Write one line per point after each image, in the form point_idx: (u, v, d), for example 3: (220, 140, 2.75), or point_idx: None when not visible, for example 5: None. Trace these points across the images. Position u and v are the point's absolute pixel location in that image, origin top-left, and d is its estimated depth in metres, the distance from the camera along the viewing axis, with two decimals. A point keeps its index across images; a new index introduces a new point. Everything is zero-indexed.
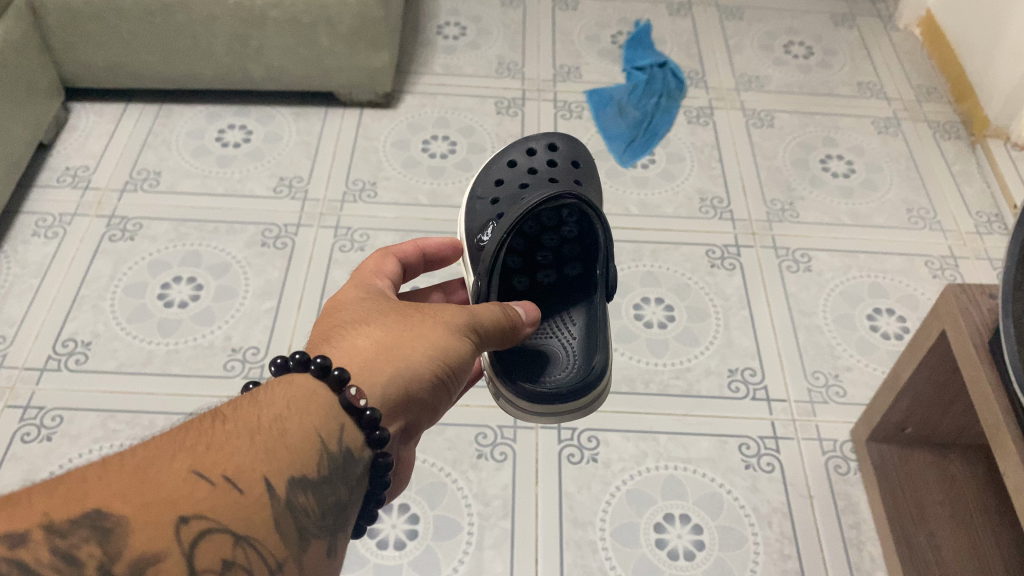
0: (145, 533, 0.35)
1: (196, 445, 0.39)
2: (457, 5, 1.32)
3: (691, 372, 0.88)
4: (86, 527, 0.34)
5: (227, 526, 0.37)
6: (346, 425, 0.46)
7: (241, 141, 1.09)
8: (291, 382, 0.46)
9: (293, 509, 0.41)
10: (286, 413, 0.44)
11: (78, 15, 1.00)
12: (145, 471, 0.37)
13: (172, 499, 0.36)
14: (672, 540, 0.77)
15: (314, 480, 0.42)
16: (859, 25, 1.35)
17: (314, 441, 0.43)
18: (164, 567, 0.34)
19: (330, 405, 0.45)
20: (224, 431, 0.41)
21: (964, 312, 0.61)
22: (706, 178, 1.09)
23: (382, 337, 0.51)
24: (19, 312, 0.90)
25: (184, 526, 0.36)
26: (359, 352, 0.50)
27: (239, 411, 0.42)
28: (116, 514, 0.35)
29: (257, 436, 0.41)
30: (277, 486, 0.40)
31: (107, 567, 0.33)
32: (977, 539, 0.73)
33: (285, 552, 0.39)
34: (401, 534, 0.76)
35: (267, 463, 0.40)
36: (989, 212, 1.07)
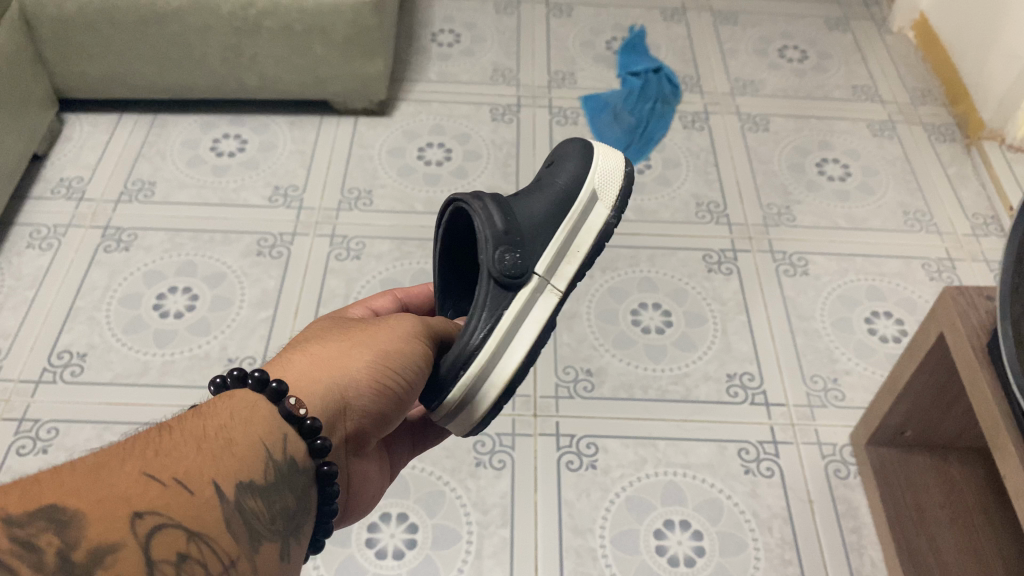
0: (102, 524, 0.32)
1: (145, 449, 0.37)
2: (452, 13, 1.32)
3: (689, 378, 0.88)
4: (42, 518, 0.31)
5: (181, 523, 0.35)
6: (290, 435, 0.44)
7: (236, 151, 1.09)
8: (230, 396, 0.44)
9: (243, 512, 0.39)
10: (229, 423, 0.42)
11: (71, 26, 1.00)
12: (96, 470, 0.34)
13: (126, 496, 0.34)
14: (672, 546, 0.76)
15: (262, 486, 0.41)
16: (853, 28, 1.35)
17: (258, 449, 0.42)
18: (122, 558, 0.32)
19: (270, 415, 0.44)
20: (170, 438, 0.38)
21: (962, 315, 0.61)
22: (703, 183, 1.09)
23: (321, 350, 0.51)
24: (14, 324, 0.89)
25: (140, 520, 0.33)
26: (295, 365, 0.49)
27: (183, 421, 0.40)
28: (70, 507, 0.32)
29: (203, 442, 0.39)
30: (226, 490, 0.38)
31: (67, 556, 0.31)
32: (978, 542, 0.73)
33: (239, 551, 0.37)
34: (400, 543, 0.76)
35: (216, 467, 0.38)
36: (986, 214, 1.07)
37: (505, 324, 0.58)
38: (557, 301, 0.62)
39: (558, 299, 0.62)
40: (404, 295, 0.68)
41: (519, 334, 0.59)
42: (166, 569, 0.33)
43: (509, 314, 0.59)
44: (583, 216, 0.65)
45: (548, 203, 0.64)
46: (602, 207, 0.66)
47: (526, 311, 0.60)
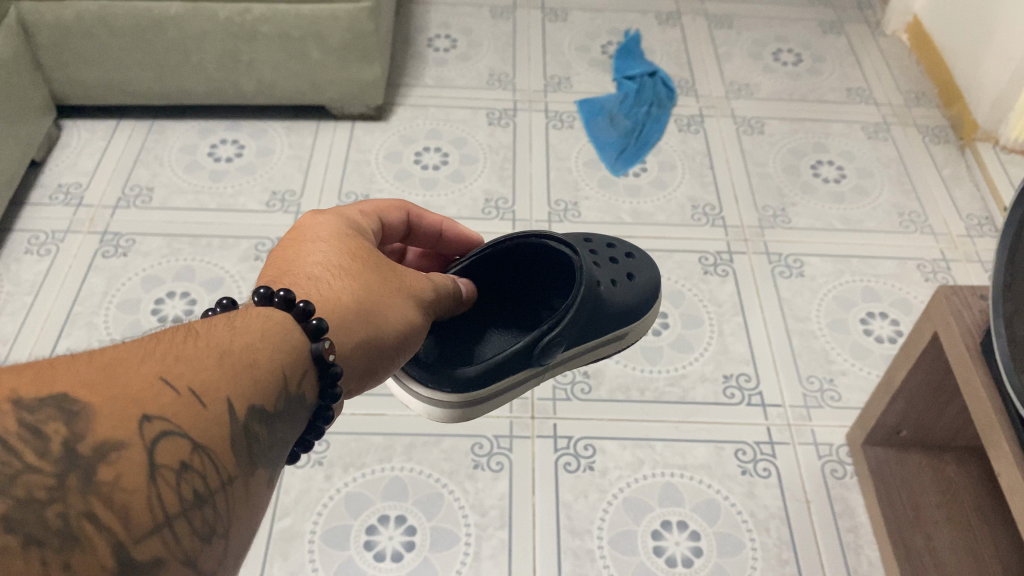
0: (111, 421, 0.32)
1: (166, 352, 0.36)
2: (448, 18, 1.33)
3: (686, 380, 0.89)
4: (52, 407, 0.31)
5: (190, 433, 0.34)
6: (308, 371, 0.44)
7: (233, 156, 1.10)
8: (268, 317, 0.43)
9: (248, 434, 0.38)
10: (257, 343, 0.41)
11: (68, 33, 1.00)
12: (113, 368, 0.34)
13: (138, 397, 0.33)
14: (670, 547, 0.76)
15: (271, 412, 0.40)
16: (847, 32, 1.36)
17: (276, 376, 0.41)
18: (124, 457, 0.31)
19: (301, 348, 0.43)
20: (194, 347, 0.38)
21: (955, 314, 0.62)
22: (698, 186, 1.09)
23: (359, 290, 0.50)
24: (13, 330, 0.90)
25: (147, 424, 0.33)
26: (335, 299, 0.49)
27: (210, 330, 0.40)
28: (82, 400, 0.32)
29: (226, 356, 0.39)
30: (237, 408, 0.37)
31: (72, 447, 0.31)
32: (974, 540, 0.73)
33: (238, 470, 0.37)
34: (399, 546, 0.76)
35: (233, 384, 0.38)
36: (980, 216, 1.07)
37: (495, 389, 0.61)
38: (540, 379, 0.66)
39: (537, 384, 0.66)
40: (417, 215, 0.65)
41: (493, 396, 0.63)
42: (167, 474, 0.33)
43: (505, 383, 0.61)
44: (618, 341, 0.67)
45: (616, 311, 0.65)
46: (622, 343, 0.69)
47: (518, 384, 0.63)
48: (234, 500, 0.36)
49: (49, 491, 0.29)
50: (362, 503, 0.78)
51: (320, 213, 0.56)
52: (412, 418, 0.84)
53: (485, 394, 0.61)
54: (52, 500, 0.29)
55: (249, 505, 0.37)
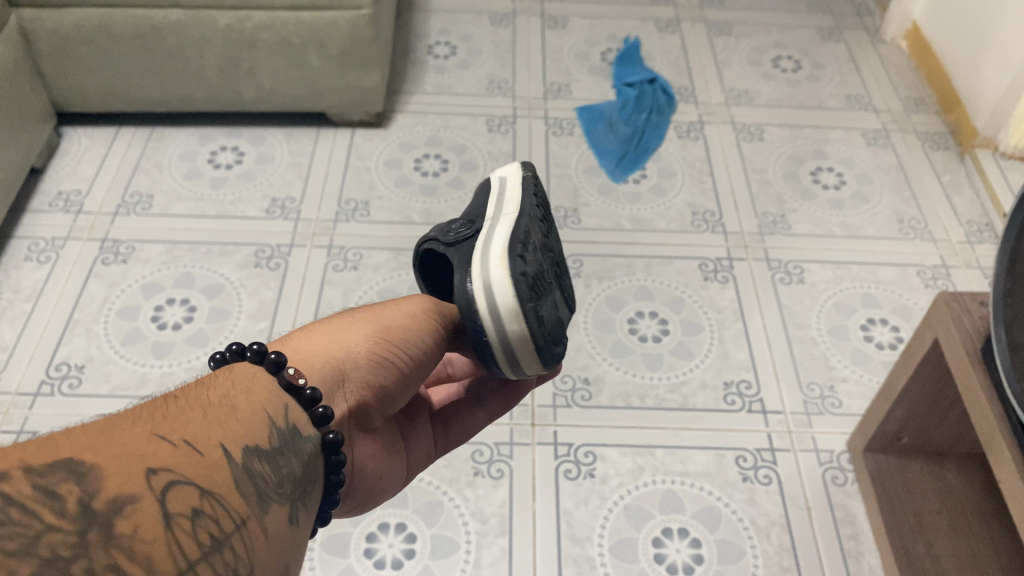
0: (119, 477, 0.33)
1: (151, 415, 0.38)
2: (448, 25, 1.34)
3: (686, 387, 0.88)
4: (61, 470, 0.32)
5: (194, 480, 0.36)
6: (289, 404, 0.45)
7: (233, 163, 1.10)
8: (233, 368, 0.46)
9: (250, 474, 0.39)
10: (232, 392, 0.43)
11: (69, 41, 1.00)
12: (107, 433, 0.35)
13: (139, 453, 0.35)
14: (672, 554, 0.76)
15: (267, 451, 0.42)
16: (846, 39, 1.36)
17: (263, 418, 0.43)
18: (140, 508, 0.33)
19: (269, 383, 0.45)
20: (177, 407, 0.39)
21: (955, 320, 0.61)
22: (698, 193, 1.09)
23: (328, 325, 0.54)
24: (12, 337, 0.89)
25: (154, 476, 0.34)
26: (299, 334, 0.53)
27: (188, 391, 0.42)
28: (87, 461, 0.33)
29: (209, 409, 0.40)
30: (234, 452, 0.39)
31: (87, 504, 0.31)
32: (976, 548, 0.73)
33: (250, 510, 0.38)
34: (399, 554, 0.75)
35: (222, 431, 0.39)
36: (979, 221, 1.07)
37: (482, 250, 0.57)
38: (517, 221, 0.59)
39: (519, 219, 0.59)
40: None
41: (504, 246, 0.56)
42: (181, 521, 0.34)
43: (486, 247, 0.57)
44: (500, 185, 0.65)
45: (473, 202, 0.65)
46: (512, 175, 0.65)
47: (499, 231, 0.58)
48: (253, 541, 0.37)
49: (73, 548, 0.30)
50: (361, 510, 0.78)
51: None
52: None
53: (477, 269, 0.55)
54: (78, 556, 0.29)
55: (269, 544, 0.39)
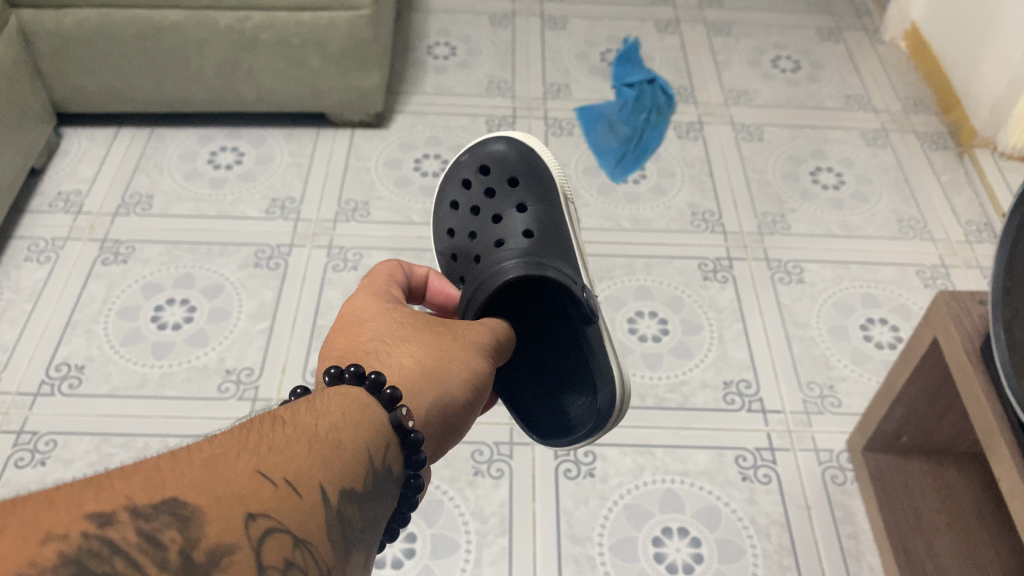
0: (219, 524, 0.34)
1: (259, 447, 0.38)
2: (447, 26, 1.34)
3: (686, 386, 0.88)
4: (166, 513, 0.33)
5: (291, 528, 0.36)
6: (390, 444, 0.45)
7: (233, 163, 1.10)
8: (345, 394, 0.45)
9: (342, 521, 0.39)
10: (341, 423, 0.43)
11: (69, 42, 1.00)
12: (213, 467, 0.36)
13: (241, 495, 0.35)
14: (671, 553, 0.76)
15: (362, 494, 0.41)
16: (845, 39, 1.36)
17: (367, 457, 0.42)
18: (236, 559, 0.33)
19: (381, 419, 0.45)
20: (283, 436, 0.40)
21: (954, 318, 0.61)
22: (698, 193, 1.09)
23: (419, 358, 0.53)
24: (12, 337, 0.89)
25: (253, 522, 0.35)
26: (400, 371, 0.51)
27: (297, 418, 0.42)
28: (191, 504, 0.34)
29: (315, 442, 0.40)
30: (330, 495, 0.39)
31: (187, 554, 0.32)
32: (976, 547, 0.73)
33: (339, 560, 0.38)
34: (399, 553, 0.75)
35: (325, 471, 0.39)
36: (978, 221, 1.08)
37: (611, 351, 0.66)
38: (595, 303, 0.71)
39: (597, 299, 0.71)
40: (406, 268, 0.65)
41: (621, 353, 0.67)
42: (274, 574, 0.34)
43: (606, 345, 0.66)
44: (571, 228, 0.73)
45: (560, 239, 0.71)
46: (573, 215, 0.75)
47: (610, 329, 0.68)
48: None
49: None
50: None
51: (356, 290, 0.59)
52: None
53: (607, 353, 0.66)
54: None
55: None
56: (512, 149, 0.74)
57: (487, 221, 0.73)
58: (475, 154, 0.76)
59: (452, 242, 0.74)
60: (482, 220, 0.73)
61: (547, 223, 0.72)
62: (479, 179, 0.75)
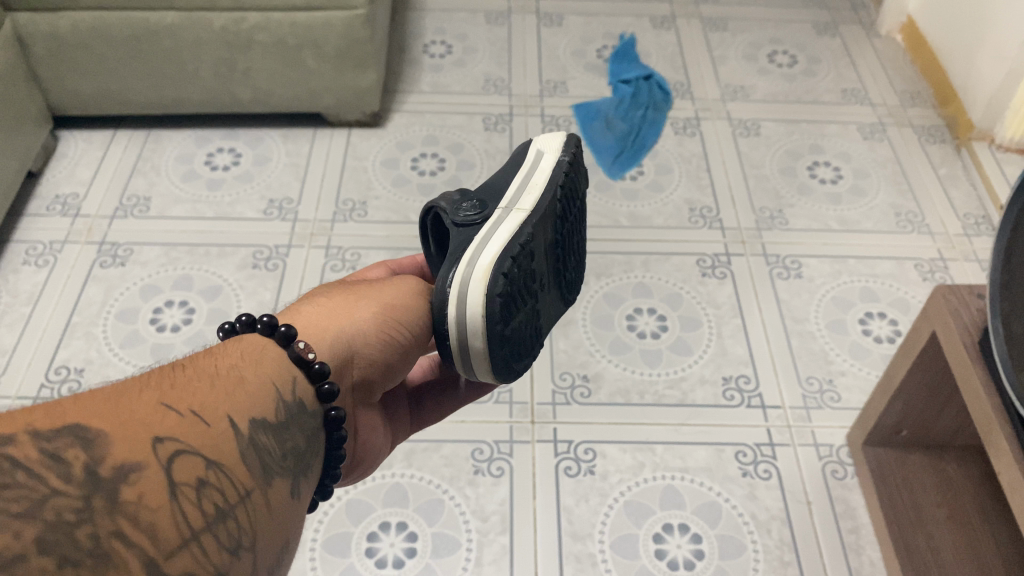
0: (125, 444, 0.34)
1: (161, 383, 0.39)
2: (443, 24, 1.33)
3: (685, 382, 0.89)
4: (68, 436, 0.33)
5: (199, 449, 0.37)
6: (298, 378, 0.46)
7: (230, 164, 1.10)
8: (240, 339, 0.46)
9: (255, 447, 0.40)
10: (238, 361, 0.44)
11: (64, 44, 1.00)
12: (117, 399, 0.36)
13: (147, 421, 0.36)
14: (672, 550, 0.76)
15: (275, 424, 0.42)
16: (841, 32, 1.36)
17: (272, 390, 0.43)
18: (145, 476, 0.33)
19: (279, 358, 0.45)
20: (185, 375, 0.40)
21: (953, 312, 0.61)
22: (695, 189, 1.09)
23: (329, 303, 0.53)
24: (11, 342, 0.89)
25: (160, 445, 0.35)
26: (304, 315, 0.51)
27: (196, 359, 0.43)
28: (95, 429, 0.34)
29: (218, 378, 0.41)
30: (240, 424, 0.40)
31: (93, 471, 0.32)
32: (976, 540, 0.73)
33: (252, 482, 0.39)
34: (400, 552, 0.76)
35: (232, 403, 0.40)
36: (977, 214, 1.08)
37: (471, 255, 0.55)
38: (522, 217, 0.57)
39: (521, 215, 0.57)
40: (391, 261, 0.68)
41: (480, 257, 0.54)
42: (187, 490, 0.35)
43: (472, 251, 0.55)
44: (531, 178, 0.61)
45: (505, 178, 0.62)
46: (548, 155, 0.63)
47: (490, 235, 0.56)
48: (256, 513, 0.38)
49: (77, 513, 0.31)
50: (362, 509, 0.78)
51: None
52: None
53: (466, 261, 0.54)
54: (82, 521, 0.30)
55: (270, 515, 0.39)
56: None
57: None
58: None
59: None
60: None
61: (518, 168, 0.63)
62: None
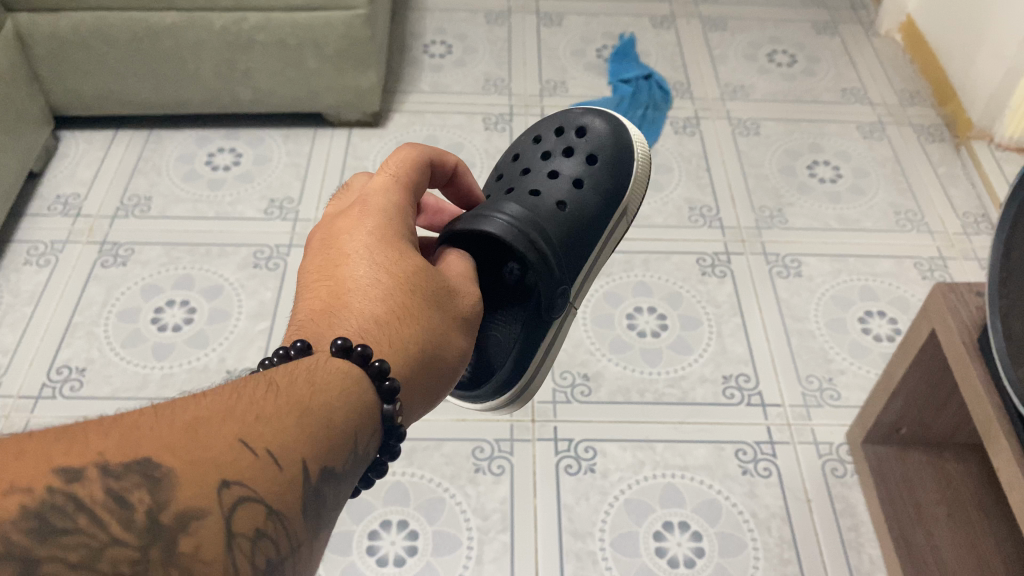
0: (191, 488, 0.32)
1: (246, 412, 0.36)
2: (443, 24, 1.34)
3: (685, 381, 0.89)
4: (136, 473, 0.32)
5: (264, 499, 0.34)
6: (376, 433, 0.43)
7: (230, 164, 1.10)
8: (347, 373, 0.42)
9: (320, 497, 0.37)
10: (337, 405, 0.40)
11: (66, 45, 1.00)
12: (197, 429, 0.34)
13: (219, 463, 0.34)
14: (672, 547, 0.76)
15: (344, 474, 0.39)
16: (841, 32, 1.37)
17: (353, 438, 0.41)
18: (203, 527, 0.32)
19: (373, 410, 0.43)
20: (274, 403, 0.38)
21: (952, 310, 0.62)
22: (695, 188, 1.10)
23: (428, 335, 0.49)
24: (13, 341, 0.90)
25: (226, 491, 0.33)
26: (405, 351, 0.47)
27: (293, 384, 0.39)
28: (166, 466, 0.32)
29: (307, 415, 0.38)
30: (312, 471, 0.37)
31: (155, 516, 0.31)
32: (975, 537, 0.73)
33: (307, 535, 0.36)
34: (400, 550, 0.76)
35: (312, 446, 0.37)
36: (976, 213, 1.08)
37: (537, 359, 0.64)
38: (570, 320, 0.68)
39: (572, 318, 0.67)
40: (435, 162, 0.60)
41: (548, 350, 0.66)
42: (243, 545, 0.33)
43: (548, 335, 0.64)
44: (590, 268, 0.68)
45: (582, 251, 0.65)
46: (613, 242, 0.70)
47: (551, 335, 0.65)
48: (303, 570, 0.36)
49: (131, 564, 0.29)
50: (363, 508, 0.78)
51: (366, 218, 0.53)
52: (412, 422, 0.84)
53: (531, 367, 0.63)
54: None
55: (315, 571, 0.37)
56: (612, 129, 0.71)
57: (540, 169, 0.69)
58: (585, 128, 0.71)
59: (509, 165, 0.72)
60: (539, 163, 0.70)
61: (591, 235, 0.67)
62: (571, 134, 0.71)
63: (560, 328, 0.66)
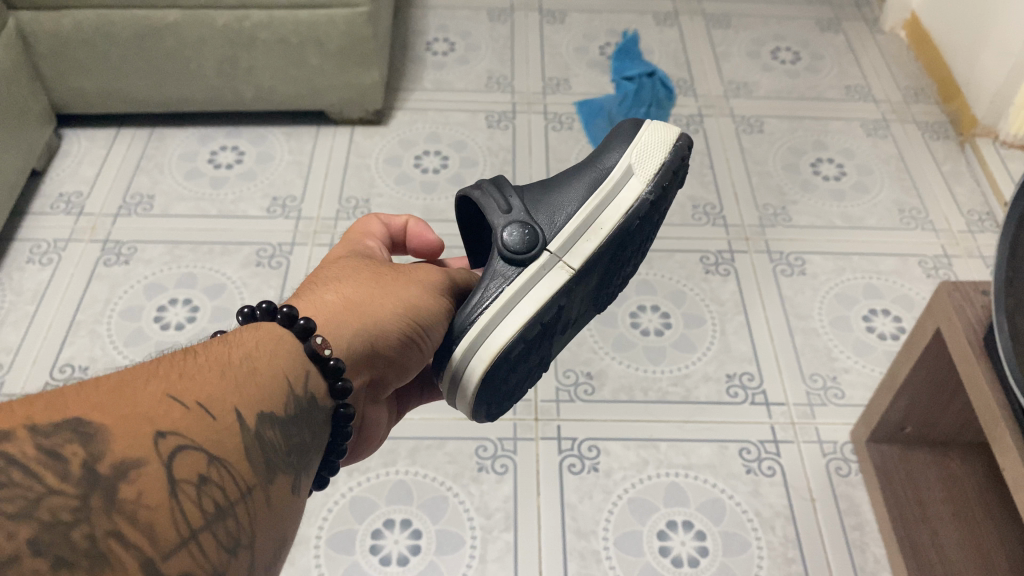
0: (124, 440, 0.34)
1: (170, 373, 0.39)
2: (445, 21, 1.33)
3: (689, 380, 0.88)
4: (66, 430, 0.33)
5: (202, 445, 0.36)
6: (311, 371, 0.46)
7: (233, 162, 1.10)
8: (258, 328, 0.46)
9: (261, 441, 0.40)
10: (255, 353, 0.43)
11: (68, 42, 1.00)
12: (123, 390, 0.36)
13: (150, 415, 0.35)
14: (676, 546, 0.76)
15: (283, 418, 0.42)
16: (845, 29, 1.36)
17: (285, 385, 0.43)
18: (144, 473, 0.33)
19: (297, 354, 0.45)
20: (196, 363, 0.40)
21: (958, 308, 0.61)
22: (699, 186, 1.09)
23: (352, 293, 0.52)
24: (16, 339, 0.90)
25: (162, 440, 0.35)
26: (325, 302, 0.51)
27: (209, 348, 0.42)
28: (96, 423, 0.34)
29: (229, 370, 0.41)
30: (246, 417, 0.40)
31: (92, 467, 0.32)
32: (980, 536, 0.73)
33: (255, 478, 0.39)
34: (404, 549, 0.76)
35: (241, 395, 0.40)
36: (980, 211, 1.07)
37: (500, 312, 0.56)
38: (566, 279, 0.57)
39: (566, 276, 0.57)
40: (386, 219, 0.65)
41: (519, 306, 0.56)
42: (187, 488, 0.35)
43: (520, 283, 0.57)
44: (584, 219, 0.58)
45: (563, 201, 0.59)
46: (627, 188, 0.59)
47: (524, 287, 0.57)
48: (256, 509, 0.38)
49: (73, 512, 0.31)
50: (365, 507, 0.78)
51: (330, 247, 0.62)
52: (414, 421, 0.84)
53: (490, 322, 0.56)
54: (77, 521, 0.31)
55: (270, 513, 0.39)
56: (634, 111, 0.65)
57: None
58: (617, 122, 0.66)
59: None
60: None
61: (591, 181, 0.60)
62: None
63: (541, 281, 0.57)
